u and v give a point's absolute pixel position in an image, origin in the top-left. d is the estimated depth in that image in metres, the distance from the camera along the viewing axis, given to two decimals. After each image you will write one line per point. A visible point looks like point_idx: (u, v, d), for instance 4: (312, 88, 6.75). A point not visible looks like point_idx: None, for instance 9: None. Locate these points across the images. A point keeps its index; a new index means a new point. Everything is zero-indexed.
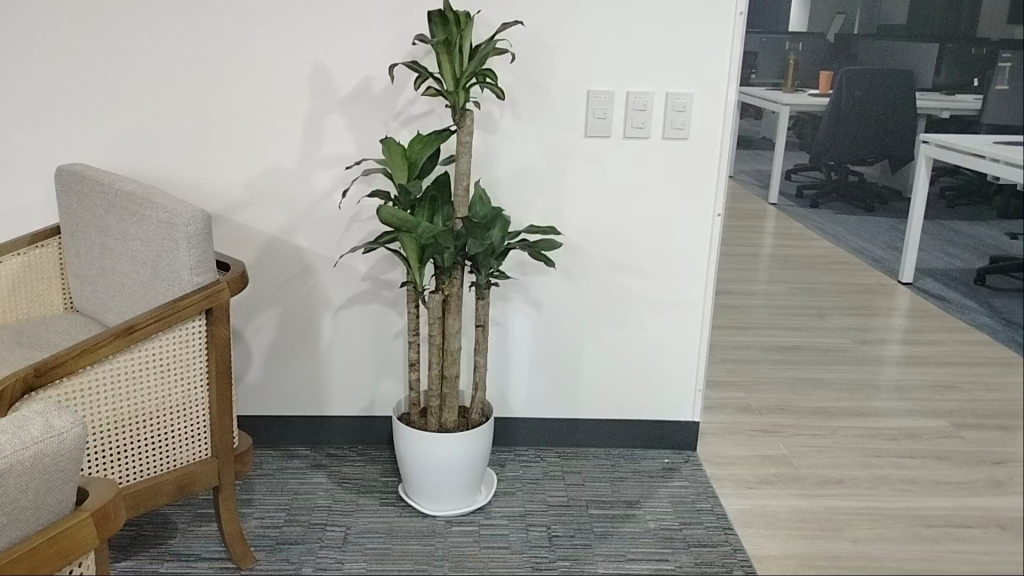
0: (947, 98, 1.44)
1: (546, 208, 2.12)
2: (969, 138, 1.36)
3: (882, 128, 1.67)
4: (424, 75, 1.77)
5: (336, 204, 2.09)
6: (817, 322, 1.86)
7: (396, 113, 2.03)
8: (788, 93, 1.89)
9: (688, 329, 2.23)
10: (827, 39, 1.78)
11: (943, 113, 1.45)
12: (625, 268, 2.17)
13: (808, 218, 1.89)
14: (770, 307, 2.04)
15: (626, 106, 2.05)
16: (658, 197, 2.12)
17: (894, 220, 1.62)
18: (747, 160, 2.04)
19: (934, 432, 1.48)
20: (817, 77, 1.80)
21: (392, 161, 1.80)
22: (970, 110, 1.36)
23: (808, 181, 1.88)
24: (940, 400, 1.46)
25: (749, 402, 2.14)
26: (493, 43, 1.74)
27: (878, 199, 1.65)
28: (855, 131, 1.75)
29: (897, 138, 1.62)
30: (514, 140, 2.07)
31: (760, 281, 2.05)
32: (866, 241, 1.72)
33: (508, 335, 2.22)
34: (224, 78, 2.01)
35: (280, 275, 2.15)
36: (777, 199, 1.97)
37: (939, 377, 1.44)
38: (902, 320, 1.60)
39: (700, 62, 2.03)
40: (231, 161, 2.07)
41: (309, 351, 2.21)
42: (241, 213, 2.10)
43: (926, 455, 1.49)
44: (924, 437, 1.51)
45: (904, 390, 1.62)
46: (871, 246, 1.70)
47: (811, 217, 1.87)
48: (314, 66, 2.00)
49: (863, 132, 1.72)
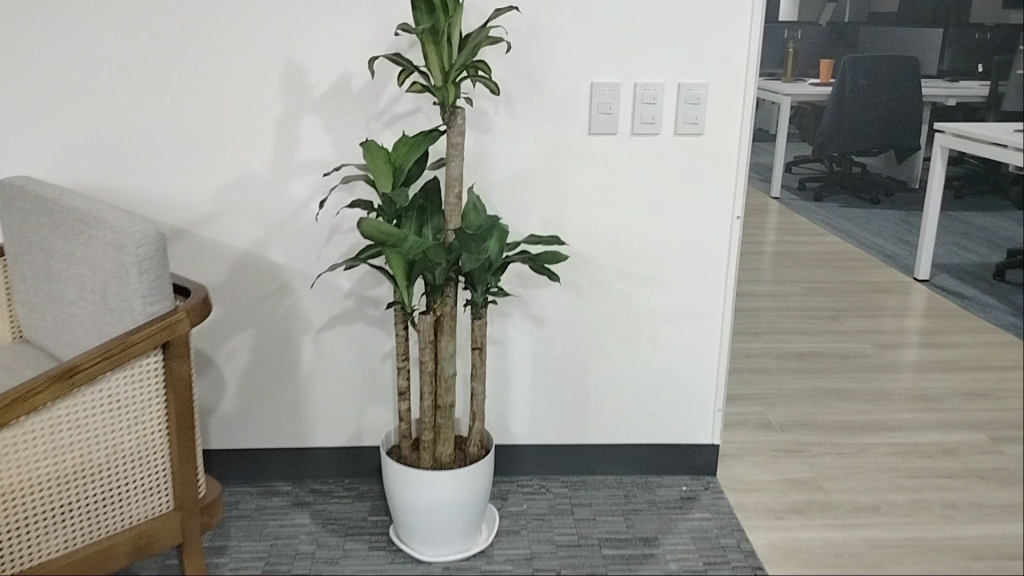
0: (951, 84, 1.62)
1: (548, 215, 1.91)
2: (977, 125, 1.52)
3: (887, 117, 1.75)
4: (409, 69, 1.56)
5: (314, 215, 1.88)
6: (832, 324, 1.97)
7: (378, 112, 1.82)
8: (789, 84, 1.83)
9: (705, 345, 2.03)
10: (821, 27, 1.78)
11: (949, 100, 1.62)
12: (634, 278, 1.97)
13: (813, 212, 1.91)
14: (780, 309, 2.02)
15: (634, 100, 1.84)
16: (672, 200, 1.92)
17: (902, 213, 1.77)
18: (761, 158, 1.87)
19: (972, 447, 1.56)
20: (817, 65, 1.80)
21: (374, 166, 1.58)
22: (976, 96, 1.54)
23: (811, 174, 1.87)
24: (977, 410, 1.54)
25: (768, 419, 2.09)
26: (487, 31, 1.53)
27: (883, 190, 1.79)
28: (860, 121, 1.79)
29: (907, 130, 1.73)
30: (510, 140, 1.86)
31: (764, 281, 2.01)
32: (874, 234, 1.85)
33: (508, 354, 2.01)
34: (186, 76, 1.80)
35: (253, 293, 1.94)
36: (780, 193, 1.92)
37: (973, 386, 1.54)
38: (919, 317, 1.78)
39: (716, 49, 1.82)
40: (196, 170, 1.86)
41: (289, 377, 2.00)
42: (208, 227, 1.89)
43: (966, 473, 1.57)
44: (962, 453, 1.58)
45: (927, 396, 1.74)
46: (881, 239, 1.84)
47: (816, 210, 1.90)
48: (285, 62, 1.79)
49: (866, 123, 1.79)
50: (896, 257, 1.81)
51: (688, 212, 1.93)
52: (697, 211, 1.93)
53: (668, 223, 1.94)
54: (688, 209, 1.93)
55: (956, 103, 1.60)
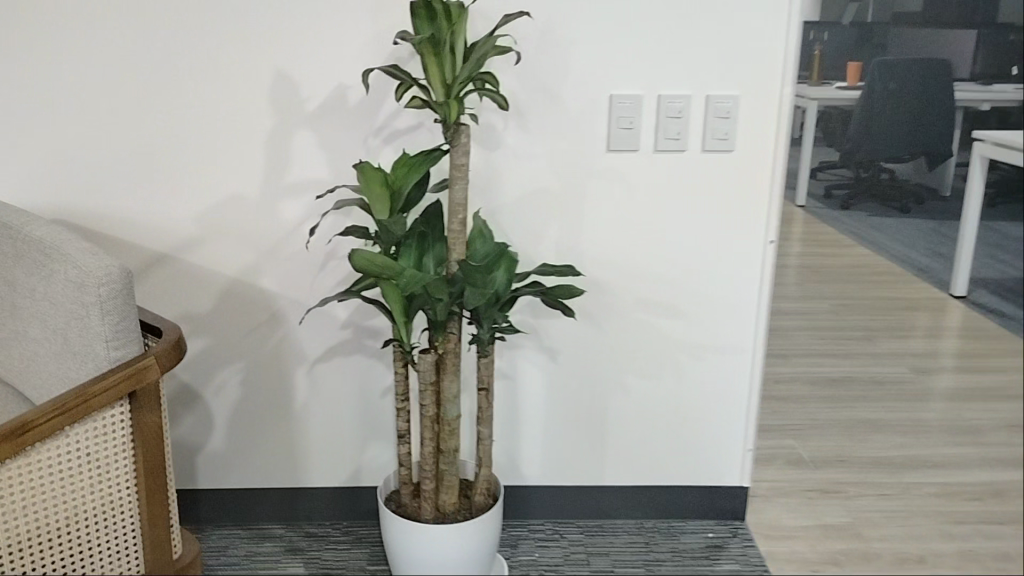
0: (984, 89, 1.56)
1: (563, 240, 1.75)
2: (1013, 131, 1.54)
3: (916, 123, 1.65)
4: (408, 83, 1.40)
5: (304, 244, 1.74)
6: (865, 346, 1.81)
7: (376, 129, 1.67)
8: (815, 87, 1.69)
9: (734, 379, 1.86)
10: (845, 26, 1.66)
11: (983, 105, 1.56)
12: (657, 308, 1.80)
13: (839, 222, 1.76)
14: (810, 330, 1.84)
15: (658, 113, 1.67)
16: (698, 222, 1.75)
17: (932, 221, 1.67)
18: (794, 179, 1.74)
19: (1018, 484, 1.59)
20: (844, 68, 1.68)
21: (370, 192, 1.44)
22: (1010, 100, 1.53)
23: (836, 181, 1.74)
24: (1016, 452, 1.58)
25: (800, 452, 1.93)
26: (494, 40, 1.36)
27: (913, 199, 1.68)
28: (891, 124, 1.68)
29: (936, 134, 1.63)
30: (521, 158, 1.70)
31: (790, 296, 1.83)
32: (908, 249, 1.72)
33: (518, 389, 1.85)
34: (169, 90, 1.65)
35: (243, 322, 1.79)
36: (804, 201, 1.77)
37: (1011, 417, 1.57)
38: (954, 341, 1.67)
39: (748, 58, 1.66)
40: (180, 190, 1.71)
41: (281, 413, 1.85)
42: (194, 252, 1.74)
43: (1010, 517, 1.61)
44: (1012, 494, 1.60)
45: (975, 433, 1.64)
46: (914, 253, 1.71)
47: (841, 219, 1.76)
48: (276, 74, 1.64)
49: (896, 127, 1.67)
50: (929, 270, 1.70)
51: (716, 236, 1.76)
52: (727, 234, 1.76)
53: (694, 247, 1.77)
54: (717, 232, 1.76)
55: (998, 110, 1.40)
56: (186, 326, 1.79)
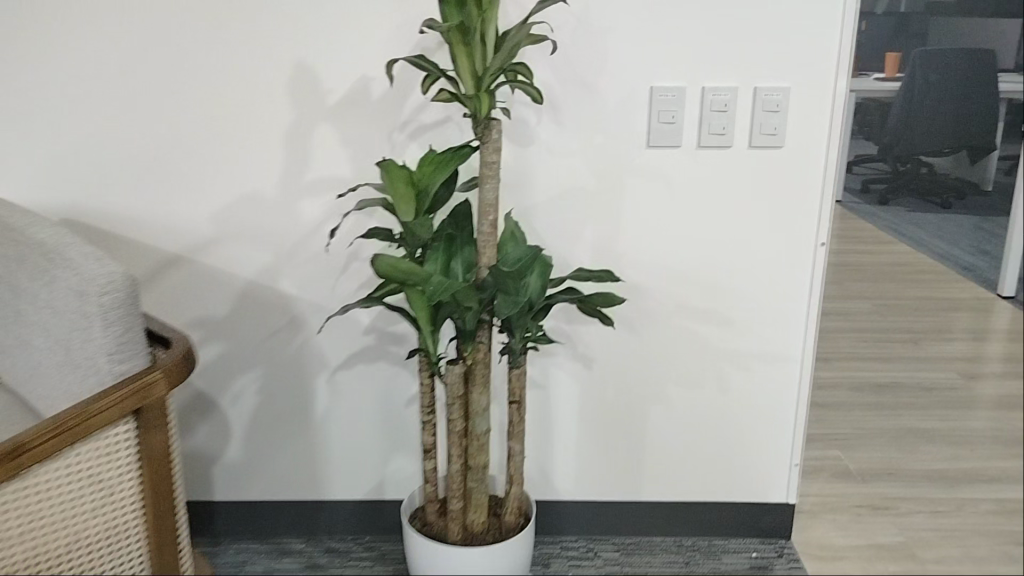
0: None
1: (599, 241, 1.65)
2: None
3: (955, 120, 1.63)
4: (435, 74, 1.30)
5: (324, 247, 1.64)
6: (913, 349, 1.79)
7: (401, 124, 1.58)
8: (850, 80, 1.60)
9: (781, 390, 1.75)
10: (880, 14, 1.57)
11: None
12: (698, 314, 1.70)
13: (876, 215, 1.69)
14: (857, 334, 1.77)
15: (702, 106, 1.56)
16: (744, 223, 1.64)
17: (975, 217, 1.67)
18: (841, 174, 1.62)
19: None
20: (883, 59, 1.60)
21: (395, 192, 1.33)
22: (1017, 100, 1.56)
23: (874, 173, 1.66)
24: None
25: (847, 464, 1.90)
26: (529, 28, 1.26)
27: (953, 193, 1.66)
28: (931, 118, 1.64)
29: (981, 125, 1.63)
30: (555, 154, 1.59)
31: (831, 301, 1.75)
32: (952, 247, 1.70)
33: (551, 399, 1.75)
34: (183, 83, 1.56)
35: (261, 328, 1.70)
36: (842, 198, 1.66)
37: None
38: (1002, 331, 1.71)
39: (800, 46, 1.54)
40: (196, 189, 1.62)
41: (301, 423, 1.76)
42: (210, 254, 1.66)
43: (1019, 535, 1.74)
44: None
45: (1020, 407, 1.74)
46: (955, 251, 1.70)
47: (880, 213, 1.69)
48: (295, 66, 1.55)
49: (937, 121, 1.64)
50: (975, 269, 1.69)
51: (763, 237, 1.65)
52: (776, 235, 1.65)
53: (739, 250, 1.66)
54: (764, 233, 1.65)
55: None
56: (202, 332, 1.70)
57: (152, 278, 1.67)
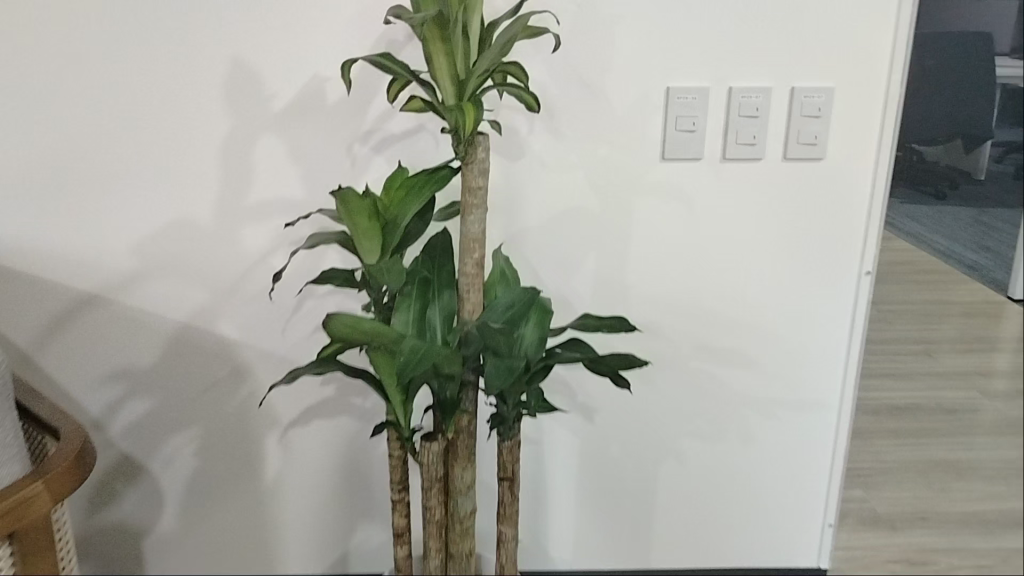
0: None
1: (602, 273, 1.38)
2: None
3: (950, 99, 1.34)
4: (404, 77, 1.01)
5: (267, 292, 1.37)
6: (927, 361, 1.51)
7: (364, 133, 1.29)
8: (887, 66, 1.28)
9: (816, 444, 1.49)
10: None
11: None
12: (719, 357, 1.43)
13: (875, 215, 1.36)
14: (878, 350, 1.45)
15: (728, 110, 1.28)
16: (775, 252, 1.38)
17: (975, 209, 1.41)
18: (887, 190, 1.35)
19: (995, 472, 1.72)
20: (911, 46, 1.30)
21: (354, 225, 1.06)
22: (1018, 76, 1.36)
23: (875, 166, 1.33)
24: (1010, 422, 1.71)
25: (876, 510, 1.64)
26: (527, 20, 0.99)
27: (947, 183, 1.38)
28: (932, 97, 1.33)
29: (975, 113, 1.36)
30: (551, 170, 1.31)
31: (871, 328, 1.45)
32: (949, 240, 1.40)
33: (546, 457, 1.48)
34: (91, 87, 1.26)
35: (197, 380, 1.42)
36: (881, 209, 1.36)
37: None
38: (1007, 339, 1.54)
39: (847, 39, 1.27)
40: (113, 217, 1.32)
41: (249, 488, 1.49)
42: (134, 292, 1.36)
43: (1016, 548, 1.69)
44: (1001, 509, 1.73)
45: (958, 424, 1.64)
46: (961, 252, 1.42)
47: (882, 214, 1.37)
48: (231, 64, 1.25)
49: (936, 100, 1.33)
50: (981, 269, 1.44)
51: (797, 267, 1.39)
52: (813, 265, 1.39)
53: (770, 283, 1.40)
54: (800, 263, 1.39)
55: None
56: (126, 384, 1.42)
57: (62, 321, 1.37)
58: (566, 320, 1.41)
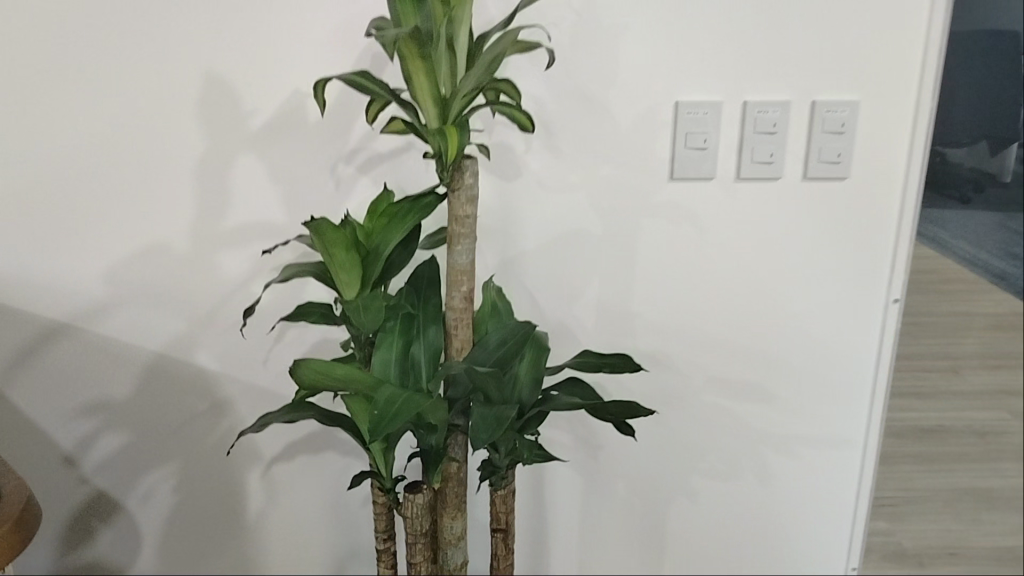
0: None
1: (608, 301, 1.28)
2: None
3: (983, 104, 1.27)
4: (383, 98, 0.92)
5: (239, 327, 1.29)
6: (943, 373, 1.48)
7: (348, 153, 1.21)
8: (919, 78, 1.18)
9: (837, 480, 1.39)
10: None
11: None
12: (732, 389, 1.34)
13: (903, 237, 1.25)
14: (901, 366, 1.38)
15: (743, 127, 1.18)
16: (795, 279, 1.27)
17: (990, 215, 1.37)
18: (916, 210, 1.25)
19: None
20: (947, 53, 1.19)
21: (331, 257, 0.96)
22: None
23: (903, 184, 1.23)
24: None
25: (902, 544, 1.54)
26: (516, 34, 0.87)
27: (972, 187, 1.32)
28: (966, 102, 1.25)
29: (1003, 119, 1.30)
30: (550, 192, 1.21)
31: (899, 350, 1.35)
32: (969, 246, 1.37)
33: (548, 496, 1.38)
34: (52, 105, 1.15)
35: (175, 414, 1.33)
36: (910, 231, 1.25)
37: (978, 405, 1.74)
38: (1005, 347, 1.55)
39: (873, 49, 1.16)
40: (80, 244, 1.22)
41: (232, 525, 1.41)
42: (104, 323, 1.27)
43: None
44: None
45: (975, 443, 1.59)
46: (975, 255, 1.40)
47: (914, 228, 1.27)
48: (203, 79, 1.16)
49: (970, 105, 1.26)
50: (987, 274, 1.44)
51: (818, 294, 1.28)
52: (834, 292, 1.28)
53: (788, 314, 1.29)
54: (821, 290, 1.28)
55: None
56: (98, 420, 1.32)
57: (27, 356, 1.27)
58: (568, 351, 1.30)
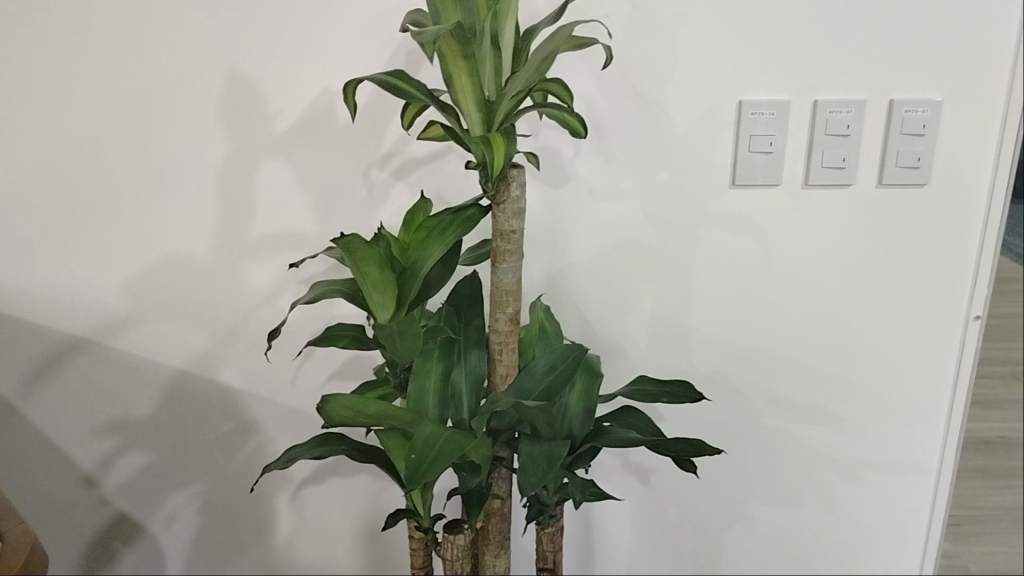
0: None
1: (662, 317, 1.18)
2: None
3: None
4: (422, 102, 0.82)
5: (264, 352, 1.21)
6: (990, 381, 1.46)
7: (383, 157, 1.12)
8: (1013, 74, 1.06)
9: (908, 509, 1.29)
10: None
11: None
12: (796, 412, 1.24)
13: (988, 249, 1.14)
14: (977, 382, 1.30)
15: (813, 129, 1.07)
16: (867, 293, 1.17)
17: None
18: (1002, 220, 1.13)
19: None
20: None
21: (365, 278, 0.87)
22: None
23: (988, 191, 1.12)
24: None
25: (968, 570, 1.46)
26: (570, 29, 0.77)
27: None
28: None
29: None
30: (600, 200, 1.11)
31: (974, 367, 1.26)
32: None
33: (593, 525, 1.29)
34: (67, 105, 1.07)
35: (199, 433, 1.26)
36: (996, 242, 1.14)
37: None
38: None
39: (962, 43, 1.05)
40: (98, 252, 1.15)
41: (259, 548, 1.34)
42: (124, 337, 1.19)
43: None
44: None
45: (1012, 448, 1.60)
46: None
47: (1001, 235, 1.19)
48: (227, 78, 1.07)
49: None
50: None
51: (892, 309, 1.18)
52: (910, 309, 1.18)
53: (859, 332, 1.19)
54: (896, 306, 1.17)
55: None
56: (118, 438, 1.25)
57: (45, 371, 1.19)
58: (617, 368, 1.21)
